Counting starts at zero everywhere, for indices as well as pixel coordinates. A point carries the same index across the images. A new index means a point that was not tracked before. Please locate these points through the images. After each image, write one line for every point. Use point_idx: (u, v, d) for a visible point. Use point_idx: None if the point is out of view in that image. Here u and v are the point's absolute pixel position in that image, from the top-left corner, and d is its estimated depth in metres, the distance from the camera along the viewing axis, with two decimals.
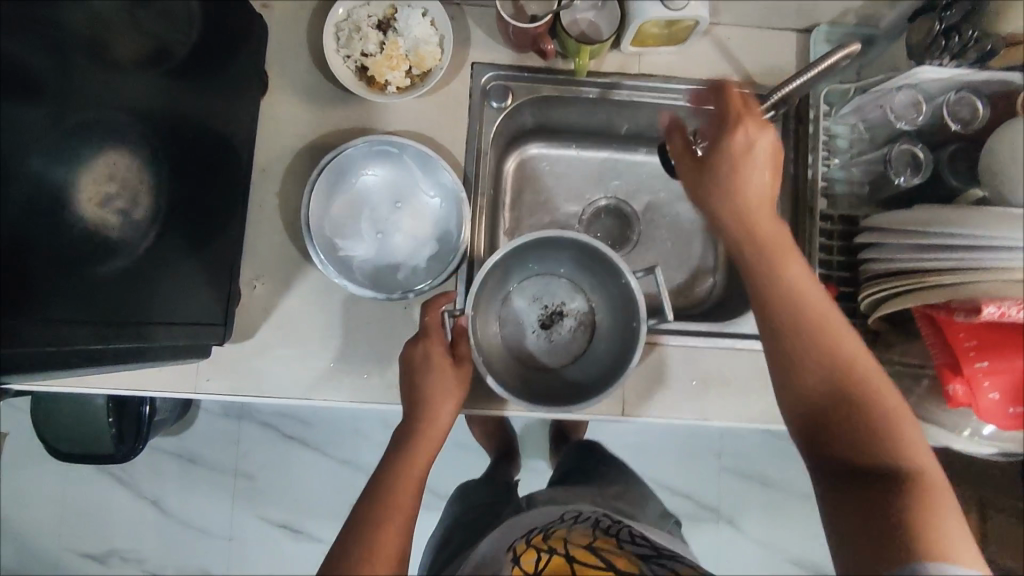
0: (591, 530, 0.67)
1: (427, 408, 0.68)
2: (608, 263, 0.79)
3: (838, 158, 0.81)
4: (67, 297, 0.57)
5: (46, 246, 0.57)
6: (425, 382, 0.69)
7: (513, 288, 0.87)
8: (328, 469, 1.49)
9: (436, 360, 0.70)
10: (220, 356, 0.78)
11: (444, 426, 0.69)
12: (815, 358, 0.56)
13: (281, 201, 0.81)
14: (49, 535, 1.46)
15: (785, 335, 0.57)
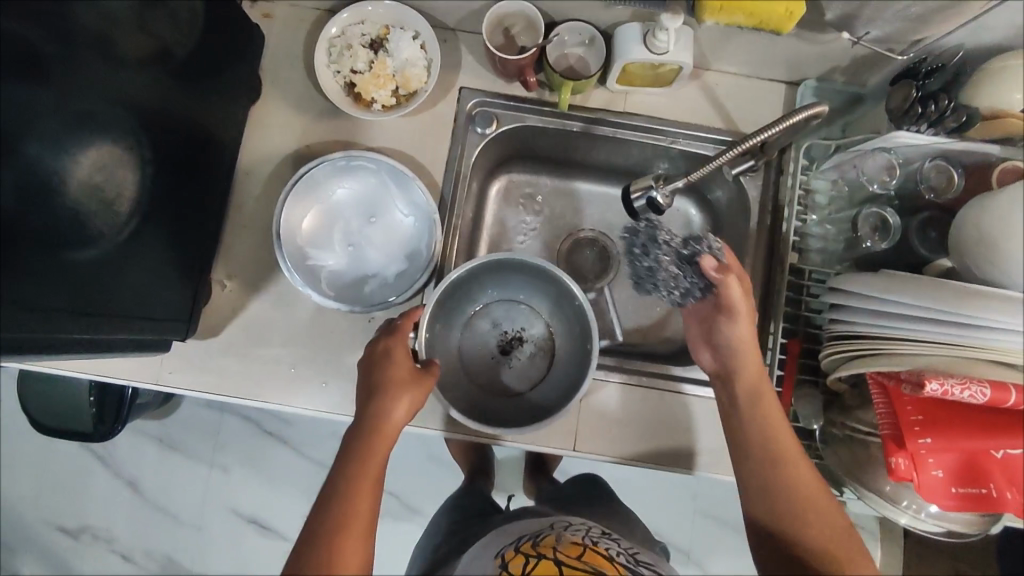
0: (582, 539, 0.67)
1: (382, 402, 0.65)
2: (563, 289, 0.81)
3: (815, 214, 0.81)
4: (43, 282, 0.58)
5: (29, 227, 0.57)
6: (380, 377, 0.67)
7: (474, 312, 0.88)
8: (303, 468, 1.50)
9: (396, 355, 0.69)
10: (183, 350, 0.79)
11: (400, 426, 0.66)
12: (810, 508, 0.62)
13: (261, 204, 0.83)
14: (26, 506, 1.49)
15: (786, 453, 0.65)
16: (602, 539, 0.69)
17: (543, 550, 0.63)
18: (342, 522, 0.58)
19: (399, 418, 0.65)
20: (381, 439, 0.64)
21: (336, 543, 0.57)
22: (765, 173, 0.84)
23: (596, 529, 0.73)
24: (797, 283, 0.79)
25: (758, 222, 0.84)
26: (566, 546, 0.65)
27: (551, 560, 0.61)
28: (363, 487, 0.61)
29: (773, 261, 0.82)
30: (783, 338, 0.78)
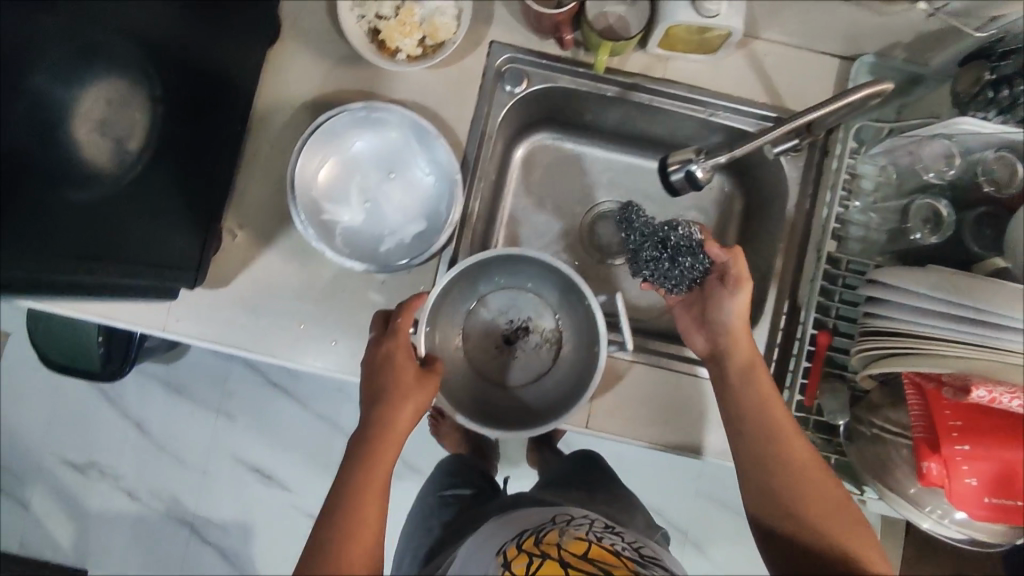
0: (586, 535, 0.65)
1: (386, 412, 0.64)
2: (575, 286, 0.76)
3: (859, 200, 0.76)
4: (50, 221, 0.57)
5: (32, 163, 0.57)
6: (383, 387, 0.65)
7: (479, 297, 0.83)
8: (308, 422, 1.51)
9: (397, 359, 0.66)
10: (191, 299, 0.77)
11: (406, 432, 0.65)
12: (811, 477, 0.63)
13: (277, 153, 0.79)
14: (37, 439, 1.51)
15: (783, 424, 0.66)
16: (604, 534, 0.67)
17: (548, 548, 0.61)
18: (348, 535, 0.58)
19: (403, 423, 0.64)
20: (386, 450, 0.63)
21: (341, 559, 0.57)
22: (809, 153, 0.79)
23: (598, 522, 0.71)
24: (834, 273, 0.74)
25: (797, 205, 0.79)
26: (571, 543, 0.63)
27: (557, 560, 0.59)
28: (368, 501, 0.60)
29: (810, 247, 0.77)
30: (813, 329, 0.74)
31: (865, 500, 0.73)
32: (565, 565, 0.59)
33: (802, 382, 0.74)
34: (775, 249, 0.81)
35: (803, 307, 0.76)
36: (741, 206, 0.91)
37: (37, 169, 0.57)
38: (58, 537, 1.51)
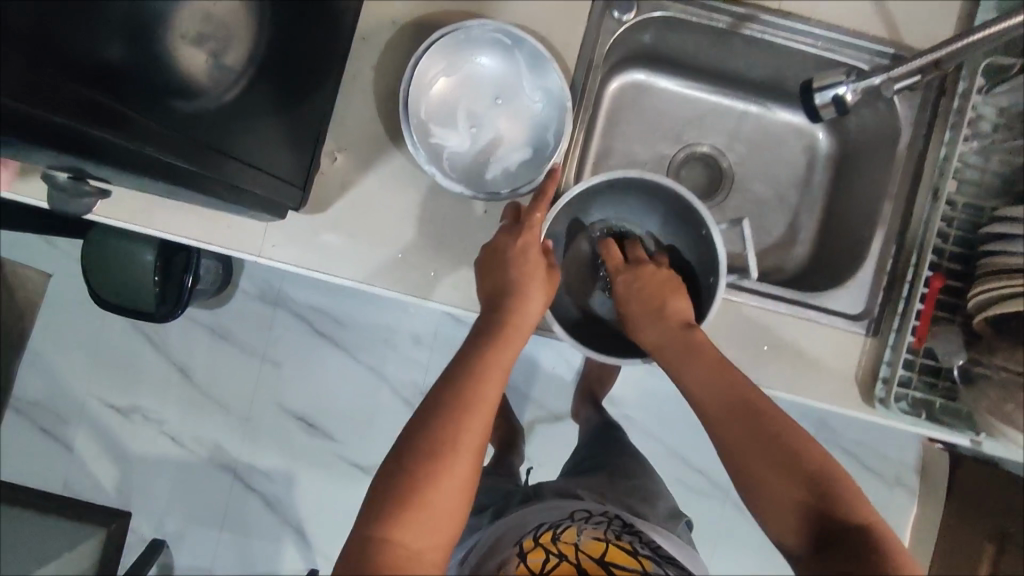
0: (605, 533, 0.67)
1: (518, 296, 0.65)
2: (691, 215, 0.74)
3: (977, 140, 0.73)
4: (149, 111, 0.55)
5: (129, 75, 0.55)
6: (510, 276, 0.66)
7: (581, 232, 0.81)
8: (354, 369, 1.37)
9: (531, 253, 0.67)
10: (288, 222, 0.75)
11: (531, 323, 0.66)
12: (779, 479, 0.58)
13: (377, 74, 0.76)
14: (79, 376, 1.38)
15: (739, 434, 0.61)
16: (625, 530, 0.69)
17: (565, 550, 0.63)
18: (463, 404, 0.57)
19: (528, 314, 0.65)
20: (507, 336, 0.63)
21: (456, 423, 0.56)
22: (925, 93, 0.77)
23: (616, 516, 0.72)
24: (948, 214, 0.73)
25: (909, 147, 0.78)
26: (587, 543, 0.65)
27: (571, 564, 0.62)
28: (487, 375, 0.59)
29: (921, 187, 0.77)
30: (927, 272, 0.73)
31: (980, 441, 0.71)
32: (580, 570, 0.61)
33: (913, 324, 0.73)
34: (881, 192, 0.80)
35: (915, 249, 0.75)
36: (830, 150, 0.91)
37: (128, 68, 0.55)
38: (102, 478, 1.37)
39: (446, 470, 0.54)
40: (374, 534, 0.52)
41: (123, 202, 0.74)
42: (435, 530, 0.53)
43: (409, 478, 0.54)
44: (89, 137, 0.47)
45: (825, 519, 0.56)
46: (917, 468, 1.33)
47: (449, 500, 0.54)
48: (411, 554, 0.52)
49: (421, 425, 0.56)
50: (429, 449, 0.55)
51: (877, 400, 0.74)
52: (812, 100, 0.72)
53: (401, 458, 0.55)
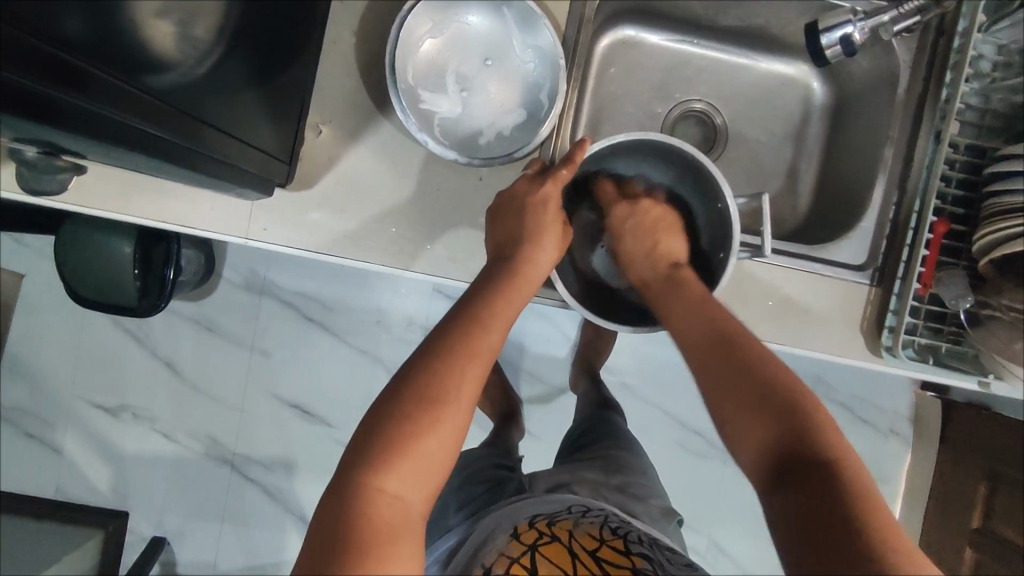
0: (601, 529, 0.68)
1: (527, 246, 0.66)
2: (710, 186, 0.73)
3: (977, 81, 0.72)
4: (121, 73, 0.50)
5: (102, 45, 0.50)
6: (525, 225, 0.67)
7: (589, 197, 0.82)
8: (345, 355, 1.34)
9: (548, 208, 0.68)
10: (274, 200, 0.72)
11: (538, 277, 0.66)
12: (751, 406, 0.56)
13: (359, 39, 0.72)
14: (61, 379, 1.33)
15: (714, 364, 0.60)
16: (620, 526, 0.70)
17: (560, 532, 0.65)
18: (469, 350, 0.56)
19: (537, 266, 0.66)
20: (517, 286, 0.63)
21: (460, 369, 0.55)
22: (923, 35, 0.76)
23: (614, 514, 0.73)
24: (951, 157, 0.72)
25: (907, 91, 0.77)
26: (582, 534, 0.66)
27: (564, 545, 0.64)
28: (492, 324, 0.59)
29: (921, 132, 0.75)
30: (931, 217, 0.71)
31: (989, 384, 0.71)
32: (572, 553, 0.63)
33: (919, 272, 0.72)
34: (882, 139, 0.78)
35: (917, 196, 0.74)
36: (825, 100, 0.89)
37: (91, 41, 0.49)
38: (95, 480, 1.33)
39: (445, 413, 0.53)
40: (362, 475, 0.50)
41: (101, 190, 0.70)
42: (425, 475, 0.52)
43: (406, 419, 0.52)
44: (53, 100, 0.42)
45: (790, 444, 0.53)
46: (911, 417, 1.35)
47: (443, 446, 0.52)
48: (395, 497, 0.50)
49: (421, 367, 0.55)
50: (429, 392, 0.53)
51: (885, 348, 0.74)
52: (818, 42, 0.71)
53: (395, 399, 0.53)
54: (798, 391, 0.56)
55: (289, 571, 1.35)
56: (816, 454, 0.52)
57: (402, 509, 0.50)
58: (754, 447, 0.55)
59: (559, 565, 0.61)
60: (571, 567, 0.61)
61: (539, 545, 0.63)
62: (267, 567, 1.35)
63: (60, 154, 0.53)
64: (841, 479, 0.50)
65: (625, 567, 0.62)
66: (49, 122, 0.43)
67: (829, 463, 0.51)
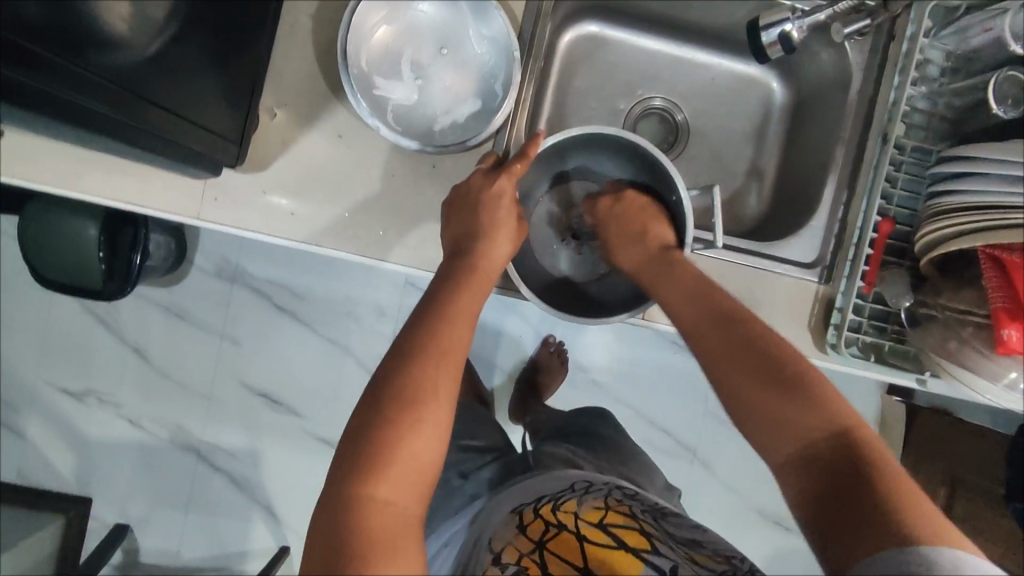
0: (604, 500, 0.62)
1: (485, 242, 0.65)
2: (664, 179, 0.73)
3: (925, 85, 0.73)
4: (62, 50, 0.50)
5: (49, 22, 0.50)
6: (481, 220, 0.66)
7: (550, 190, 0.83)
8: (314, 345, 1.33)
9: (503, 202, 0.67)
10: (227, 182, 0.72)
11: (498, 270, 0.66)
12: (769, 396, 0.54)
13: (316, 24, 0.73)
14: (28, 362, 1.32)
15: (717, 349, 0.59)
16: (628, 499, 0.64)
17: (564, 518, 0.59)
18: (440, 348, 0.55)
19: (494, 260, 0.65)
20: (478, 281, 0.63)
21: (433, 365, 0.54)
22: (874, 39, 0.78)
23: (618, 486, 0.66)
24: (897, 158, 0.73)
25: (857, 93, 0.78)
26: (586, 510, 0.60)
27: (571, 533, 0.58)
28: (457, 318, 0.58)
29: (871, 133, 0.77)
30: (876, 217, 0.73)
31: (926, 382, 0.73)
32: (579, 536, 0.58)
33: (863, 270, 0.73)
34: (834, 139, 0.80)
35: (864, 196, 0.75)
36: (786, 101, 0.90)
37: (46, 20, 0.50)
38: (59, 465, 1.32)
39: (429, 415, 0.51)
40: (355, 488, 0.48)
41: (53, 165, 0.70)
42: (417, 479, 0.50)
43: (387, 424, 0.50)
44: (4, 79, 0.43)
45: (809, 431, 0.52)
46: (878, 419, 1.35)
47: (428, 447, 0.51)
48: (388, 505, 0.48)
49: (392, 369, 0.53)
50: (410, 397, 0.51)
51: (830, 345, 0.74)
52: (759, 40, 0.73)
53: (371, 408, 0.51)
54: (807, 367, 0.55)
55: (253, 562, 1.34)
56: (825, 433, 0.51)
57: (399, 516, 0.48)
58: (785, 448, 0.53)
59: (569, 560, 0.56)
60: (580, 552, 0.57)
61: (546, 542, 0.58)
62: (231, 557, 1.33)
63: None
64: (855, 444, 0.50)
65: (631, 528, 0.58)
66: (4, 101, 0.44)
67: (847, 439, 0.50)
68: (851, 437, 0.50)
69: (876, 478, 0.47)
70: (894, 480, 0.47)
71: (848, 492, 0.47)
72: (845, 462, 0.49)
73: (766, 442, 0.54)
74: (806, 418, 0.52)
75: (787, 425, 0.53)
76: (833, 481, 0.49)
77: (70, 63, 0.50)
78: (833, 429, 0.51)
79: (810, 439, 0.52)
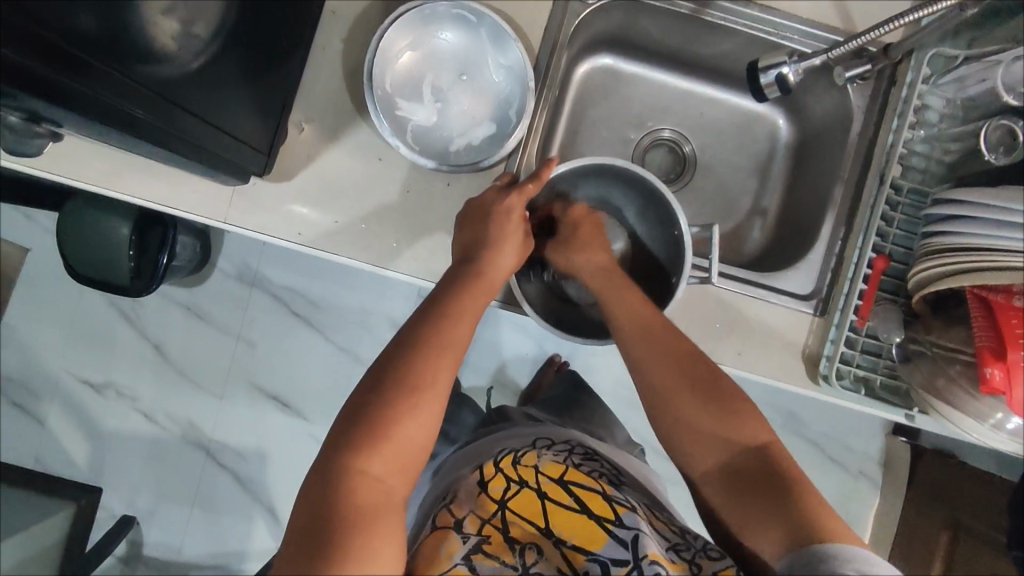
0: (563, 460, 0.67)
1: (491, 249, 0.68)
2: (669, 212, 0.76)
3: (924, 130, 0.76)
4: (116, 63, 0.54)
5: (107, 33, 0.54)
6: (489, 232, 0.69)
7: None
8: (326, 351, 1.37)
9: (513, 215, 0.70)
10: (253, 189, 0.77)
11: (501, 278, 0.68)
12: (704, 413, 0.60)
13: (346, 47, 0.78)
14: (54, 352, 1.38)
15: (655, 364, 0.64)
16: (586, 462, 0.68)
17: (526, 476, 0.64)
18: (442, 345, 0.58)
19: (499, 268, 0.68)
20: (483, 286, 0.66)
21: (434, 360, 0.57)
22: (876, 83, 0.81)
23: (578, 443, 0.74)
24: (894, 199, 0.76)
25: (858, 135, 0.81)
26: (546, 465, 0.65)
27: (533, 491, 0.62)
28: (461, 320, 0.61)
29: (870, 173, 0.79)
30: (871, 254, 0.75)
31: (913, 417, 0.75)
32: (540, 495, 0.62)
33: (856, 304, 0.75)
34: (834, 177, 0.83)
35: (861, 233, 0.78)
36: (792, 139, 0.93)
37: (106, 30, 0.54)
38: (75, 453, 1.37)
39: (424, 405, 0.54)
40: (347, 459, 0.51)
41: (96, 166, 0.75)
42: (405, 461, 0.53)
43: (386, 407, 0.53)
44: (55, 83, 0.48)
45: (733, 449, 0.58)
46: (880, 459, 1.32)
47: (419, 435, 0.54)
48: (377, 480, 0.51)
49: (395, 361, 0.56)
50: (408, 385, 0.54)
51: (821, 376, 0.76)
52: (758, 81, 0.76)
53: (371, 393, 0.54)
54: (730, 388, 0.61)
55: (252, 561, 1.36)
56: (747, 451, 0.58)
57: (386, 494, 0.51)
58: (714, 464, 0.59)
59: (531, 520, 0.61)
60: (541, 510, 0.61)
61: (508, 502, 0.62)
62: (231, 555, 1.36)
63: (41, 122, 0.55)
64: (774, 462, 0.57)
65: (594, 490, 0.61)
66: (50, 101, 0.48)
67: (767, 457, 0.57)
68: (771, 455, 0.57)
69: (793, 489, 0.54)
70: (801, 490, 0.54)
71: (769, 501, 0.54)
72: (767, 476, 0.56)
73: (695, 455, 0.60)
74: (731, 436, 0.58)
75: (716, 442, 0.59)
76: (758, 491, 0.55)
77: (118, 72, 0.54)
78: (757, 446, 0.58)
79: (735, 453, 0.58)
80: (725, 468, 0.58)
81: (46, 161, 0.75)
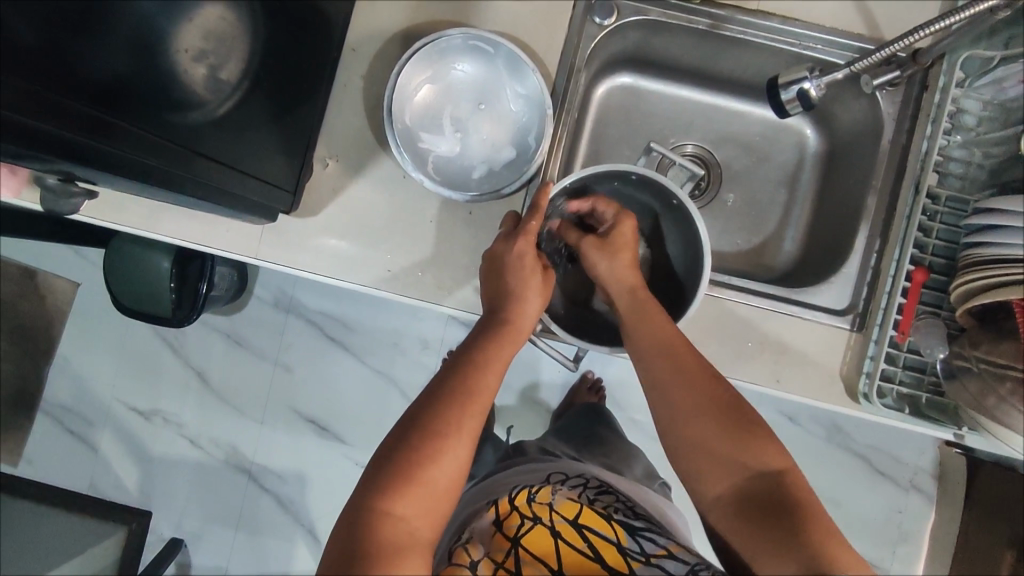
0: (579, 497, 0.68)
1: (517, 297, 0.68)
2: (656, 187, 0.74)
3: (960, 134, 0.73)
4: (128, 118, 0.56)
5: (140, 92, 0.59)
6: (510, 283, 0.68)
7: None
8: (360, 373, 1.39)
9: (527, 262, 0.69)
10: (281, 227, 0.79)
11: (528, 327, 0.68)
12: (720, 437, 0.58)
13: (367, 83, 0.80)
14: (105, 382, 1.43)
15: (668, 377, 0.62)
16: (600, 496, 0.70)
17: (539, 512, 0.65)
18: (472, 392, 0.58)
19: (526, 316, 0.68)
20: (508, 337, 0.65)
21: (461, 409, 0.56)
22: (907, 88, 0.78)
23: (593, 478, 0.75)
24: (932, 208, 0.73)
25: (892, 142, 0.79)
26: (562, 504, 0.66)
27: (546, 528, 0.63)
28: (490, 366, 0.61)
29: (906, 181, 0.77)
30: (909, 266, 0.73)
31: (963, 435, 0.72)
32: (555, 534, 0.63)
33: (896, 318, 0.73)
34: (867, 187, 0.80)
35: (897, 245, 0.75)
36: (821, 146, 0.91)
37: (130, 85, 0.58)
38: (127, 479, 1.41)
39: (446, 450, 0.54)
40: (372, 500, 0.52)
41: (137, 210, 0.79)
42: (430, 506, 0.53)
43: (410, 450, 0.53)
44: (81, 146, 0.50)
45: (747, 477, 0.56)
46: (934, 471, 1.25)
47: (449, 477, 0.54)
48: (403, 521, 0.51)
49: (424, 407, 0.57)
50: (429, 429, 0.55)
51: (861, 395, 0.73)
52: (778, 97, 0.75)
53: (400, 435, 0.55)
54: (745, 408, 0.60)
55: None
56: (763, 474, 0.56)
57: (411, 534, 0.51)
58: (729, 490, 0.57)
59: (543, 559, 0.61)
60: (554, 549, 0.62)
61: (521, 539, 0.62)
62: None
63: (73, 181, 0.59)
64: (788, 490, 0.55)
65: (609, 540, 0.62)
66: (81, 164, 0.51)
67: (781, 481, 0.56)
68: (785, 481, 0.56)
69: (807, 516, 0.52)
70: (815, 519, 0.52)
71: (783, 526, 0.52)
72: (781, 503, 0.54)
73: (707, 480, 0.58)
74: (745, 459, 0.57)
75: (729, 466, 0.57)
76: (772, 518, 0.53)
77: (143, 128, 0.56)
78: (771, 472, 0.56)
79: (747, 478, 0.56)
80: (738, 494, 0.56)
81: (90, 208, 0.78)
